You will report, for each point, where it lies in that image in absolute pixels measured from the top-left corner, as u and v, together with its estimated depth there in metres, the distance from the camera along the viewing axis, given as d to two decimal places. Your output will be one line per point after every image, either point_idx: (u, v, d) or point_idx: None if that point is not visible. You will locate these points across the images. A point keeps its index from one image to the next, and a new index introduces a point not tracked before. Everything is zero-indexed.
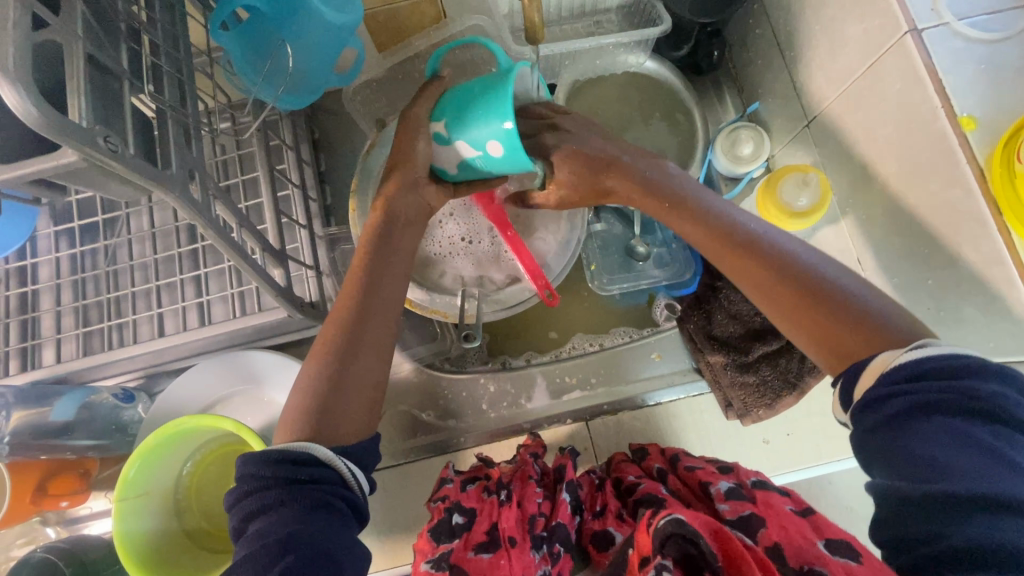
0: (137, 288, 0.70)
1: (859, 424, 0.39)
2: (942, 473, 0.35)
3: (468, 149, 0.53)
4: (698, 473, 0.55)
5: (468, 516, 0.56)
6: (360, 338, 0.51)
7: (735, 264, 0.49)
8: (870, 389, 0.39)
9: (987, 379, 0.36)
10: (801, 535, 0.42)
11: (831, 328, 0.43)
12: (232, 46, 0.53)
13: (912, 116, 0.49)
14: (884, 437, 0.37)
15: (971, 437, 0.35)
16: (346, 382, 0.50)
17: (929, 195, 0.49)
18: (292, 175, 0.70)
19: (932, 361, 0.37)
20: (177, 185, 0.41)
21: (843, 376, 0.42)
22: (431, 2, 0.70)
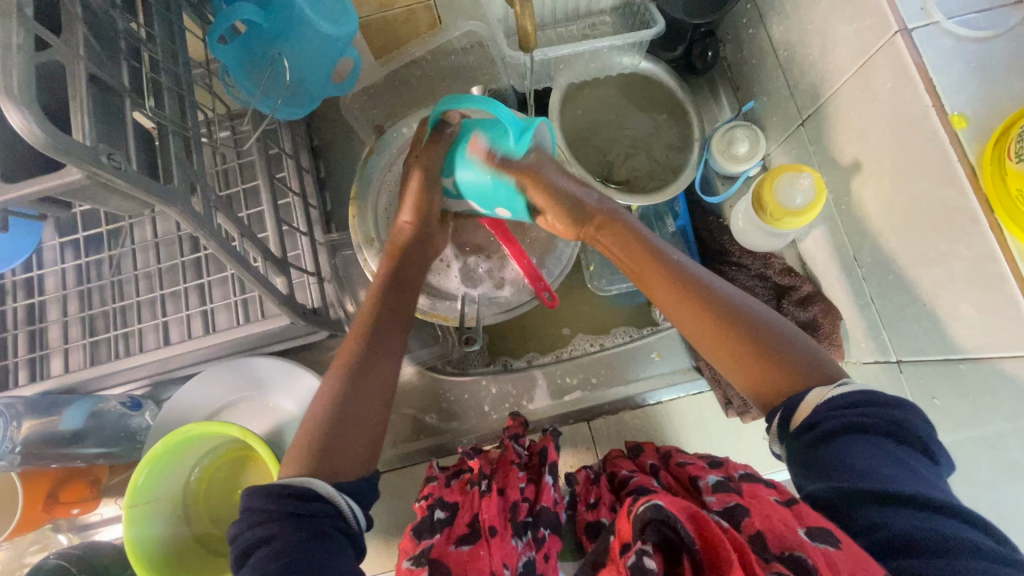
0: (142, 298, 0.71)
1: (794, 444, 0.43)
2: (872, 478, 0.39)
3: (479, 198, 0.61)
4: (688, 468, 0.55)
5: (450, 512, 0.56)
6: (364, 373, 0.54)
7: (677, 313, 0.53)
8: (807, 419, 0.43)
9: (900, 408, 0.42)
10: (782, 521, 0.40)
11: (768, 365, 0.47)
12: (230, 58, 0.53)
13: (904, 115, 0.50)
14: (821, 452, 0.41)
15: (895, 456, 0.40)
16: (344, 419, 0.51)
17: (923, 192, 0.50)
18: (292, 183, 0.70)
19: (855, 395, 0.42)
20: (179, 199, 0.42)
21: (778, 412, 0.46)
22: (427, 9, 0.71)
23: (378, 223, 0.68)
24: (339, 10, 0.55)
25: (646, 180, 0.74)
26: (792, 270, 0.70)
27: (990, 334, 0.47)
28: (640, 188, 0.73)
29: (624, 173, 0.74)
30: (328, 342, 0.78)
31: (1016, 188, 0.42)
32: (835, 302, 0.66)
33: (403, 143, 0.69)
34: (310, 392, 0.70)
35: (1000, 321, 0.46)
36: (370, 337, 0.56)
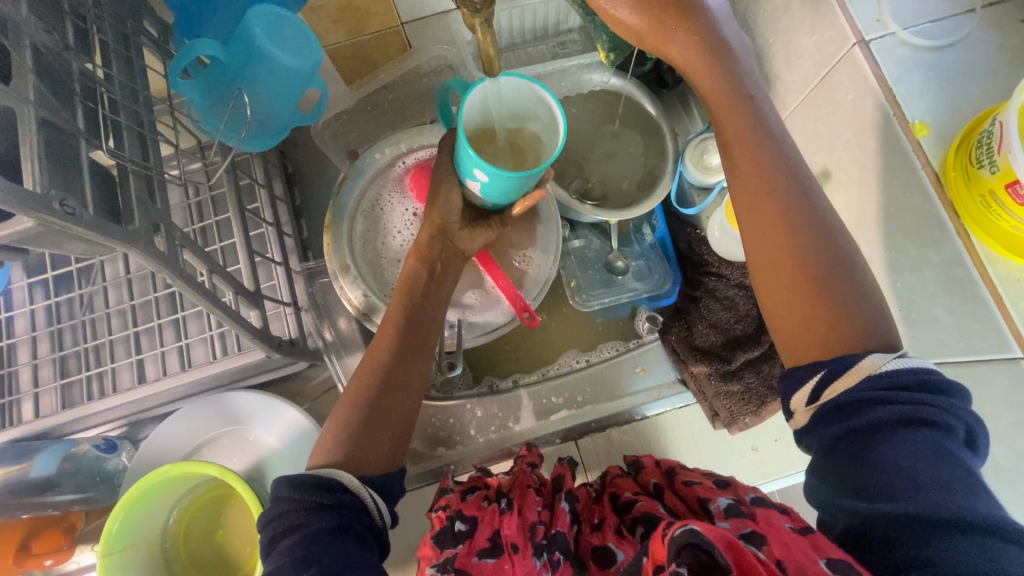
0: (116, 336, 0.70)
1: (822, 439, 0.42)
2: (908, 485, 0.37)
3: (472, 184, 0.56)
4: (696, 490, 0.53)
5: (470, 525, 0.54)
6: (401, 369, 0.55)
7: (750, 210, 0.49)
8: (853, 386, 0.41)
9: (949, 394, 0.40)
10: (801, 552, 0.38)
11: (820, 319, 0.44)
12: (193, 93, 0.52)
13: (867, 125, 0.50)
14: (857, 450, 0.40)
15: (941, 453, 0.38)
16: (384, 408, 0.53)
17: (891, 199, 0.50)
18: (266, 214, 0.70)
19: (910, 372, 0.40)
20: (140, 240, 0.41)
21: (825, 367, 0.42)
22: (395, 34, 0.72)
23: (353, 250, 0.67)
24: (299, 42, 0.54)
25: (620, 195, 0.74)
26: None
27: (965, 338, 0.47)
28: (612, 202, 0.73)
29: (598, 187, 0.74)
30: (310, 370, 0.77)
31: (980, 194, 0.43)
32: None
33: (378, 168, 0.69)
34: (292, 425, 0.69)
35: (972, 326, 0.46)
36: (403, 337, 0.56)
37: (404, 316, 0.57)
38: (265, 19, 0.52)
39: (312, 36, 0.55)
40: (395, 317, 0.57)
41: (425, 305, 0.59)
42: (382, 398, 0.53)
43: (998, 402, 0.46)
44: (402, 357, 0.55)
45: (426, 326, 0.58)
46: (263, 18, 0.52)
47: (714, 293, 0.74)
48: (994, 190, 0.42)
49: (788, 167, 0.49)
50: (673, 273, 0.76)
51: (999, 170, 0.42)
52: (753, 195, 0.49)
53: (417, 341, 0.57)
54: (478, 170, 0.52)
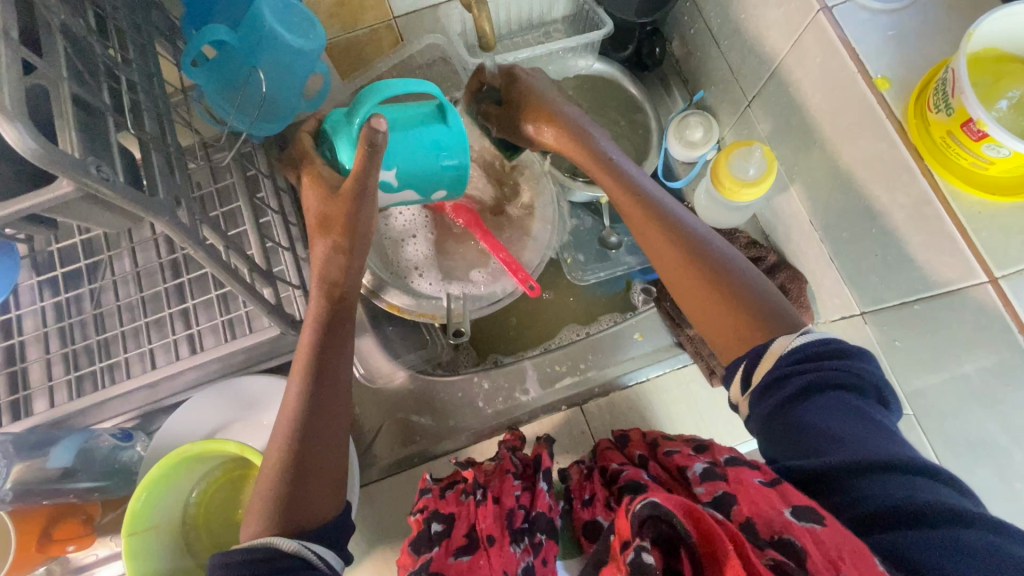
0: (126, 328, 0.71)
1: (759, 415, 0.47)
2: (834, 439, 0.42)
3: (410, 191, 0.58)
4: (676, 458, 0.55)
5: (447, 523, 0.54)
6: (316, 416, 0.53)
7: (653, 251, 0.57)
8: (771, 371, 0.47)
9: (857, 360, 0.46)
10: (768, 503, 0.40)
11: (737, 315, 0.51)
12: (204, 79, 0.56)
13: (835, 84, 0.55)
14: (784, 419, 0.45)
15: (855, 409, 0.43)
16: (310, 454, 0.52)
17: (863, 150, 0.54)
18: (272, 202, 0.72)
19: (816, 345, 0.47)
20: (165, 209, 0.44)
21: (743, 361, 0.49)
22: (388, 29, 0.75)
23: None
24: (304, 26, 0.58)
25: None
26: (757, 242, 0.75)
27: (938, 271, 0.51)
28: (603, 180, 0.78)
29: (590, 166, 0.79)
30: None
31: (940, 135, 0.48)
32: (798, 267, 0.72)
33: None
34: None
35: (942, 258, 0.50)
36: (315, 378, 0.54)
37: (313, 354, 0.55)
38: (274, 5, 0.56)
39: (314, 18, 0.59)
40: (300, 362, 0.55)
41: (335, 339, 0.56)
42: (308, 446, 0.52)
43: (971, 327, 0.50)
44: (317, 404, 0.54)
45: (338, 359, 0.56)
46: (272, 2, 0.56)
47: None
48: (952, 131, 0.46)
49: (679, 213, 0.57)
50: None
51: (954, 111, 0.45)
52: (648, 238, 0.57)
53: (332, 376, 0.55)
54: (443, 188, 0.59)
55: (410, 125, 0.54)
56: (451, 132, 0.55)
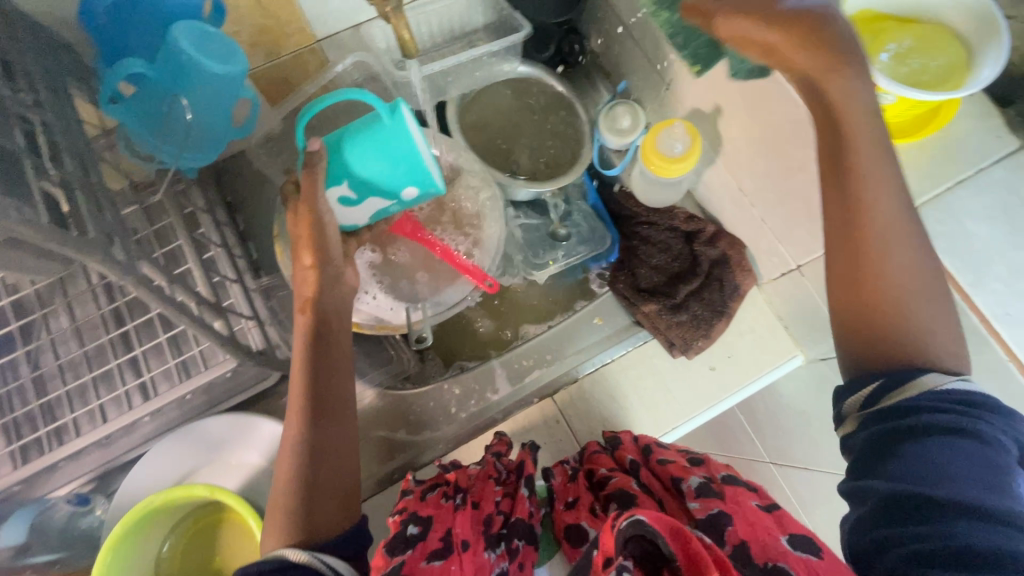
0: (71, 387, 0.67)
1: (874, 428, 0.43)
2: (947, 477, 0.39)
3: (380, 195, 0.61)
4: (670, 468, 0.56)
5: (423, 526, 0.50)
6: (325, 440, 0.53)
7: (828, 195, 0.48)
8: (911, 398, 0.43)
9: (1012, 419, 0.41)
10: (767, 530, 0.44)
11: (907, 327, 0.45)
12: (125, 117, 0.57)
13: (741, 57, 0.59)
14: (901, 441, 0.42)
15: (990, 462, 0.39)
16: (319, 481, 0.51)
17: (771, 114, 0.58)
18: (213, 236, 0.70)
19: (976, 391, 0.42)
20: (98, 248, 0.42)
21: (877, 379, 0.45)
22: (312, 51, 0.75)
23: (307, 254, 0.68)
24: (224, 52, 0.56)
25: (549, 167, 0.81)
26: (695, 216, 0.79)
27: None
28: (543, 177, 0.80)
29: (529, 164, 0.81)
30: (281, 388, 0.77)
31: None
32: (735, 234, 0.76)
33: None
34: (272, 438, 0.69)
35: None
36: (317, 411, 0.53)
37: (313, 388, 0.53)
38: (190, 31, 0.54)
39: (235, 45, 0.57)
40: (297, 392, 0.53)
41: (330, 369, 0.55)
42: (316, 478, 0.51)
43: None
44: (319, 438, 0.52)
45: (337, 386, 0.55)
46: (188, 33, 0.53)
47: (648, 240, 0.81)
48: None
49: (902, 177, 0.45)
50: (610, 232, 0.82)
51: (843, 67, 0.50)
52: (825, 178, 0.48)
53: (332, 402, 0.54)
54: (412, 182, 0.61)
55: (363, 131, 0.56)
56: (393, 128, 0.55)
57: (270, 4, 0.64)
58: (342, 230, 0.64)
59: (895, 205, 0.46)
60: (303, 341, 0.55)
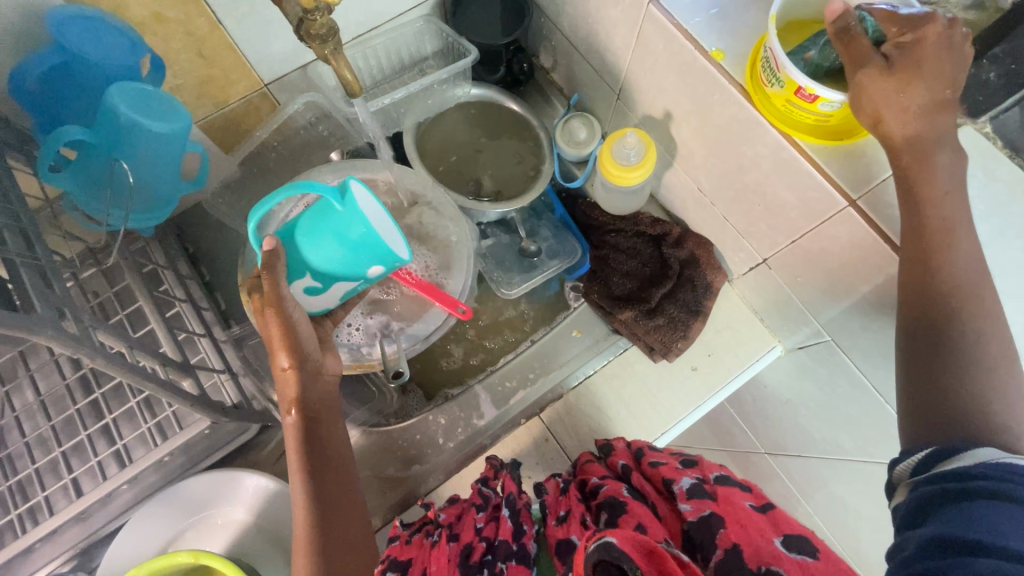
0: (41, 464, 0.65)
1: (926, 488, 0.43)
2: (992, 530, 0.39)
3: (344, 279, 0.55)
4: (661, 470, 0.56)
5: (402, 571, 0.51)
6: (335, 507, 0.53)
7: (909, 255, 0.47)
8: (965, 466, 0.42)
9: None
10: (759, 532, 0.47)
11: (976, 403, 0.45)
12: (69, 184, 0.56)
13: (682, 63, 0.60)
14: (950, 499, 0.41)
15: None
16: (334, 550, 0.51)
17: (718, 116, 0.59)
18: (177, 292, 0.69)
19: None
20: (48, 323, 0.42)
21: (929, 448, 0.45)
22: (263, 97, 0.74)
23: None
24: (165, 109, 0.56)
25: (512, 186, 0.81)
26: (660, 219, 0.80)
27: (807, 207, 0.56)
28: (507, 198, 0.80)
29: (492, 185, 0.81)
30: (263, 438, 0.75)
31: (780, 104, 0.51)
32: (701, 234, 0.77)
33: None
34: (256, 491, 0.67)
35: (807, 193, 0.55)
36: (322, 481, 0.52)
37: (315, 460, 0.52)
38: (128, 93, 0.54)
39: (176, 101, 0.57)
40: (300, 469, 0.51)
41: (325, 434, 0.54)
42: (332, 549, 0.51)
43: (846, 249, 0.55)
44: (329, 508, 0.52)
45: (331, 449, 0.54)
46: (125, 93, 0.53)
47: (617, 247, 0.82)
48: (790, 99, 0.50)
49: (969, 248, 0.45)
50: (580, 243, 0.83)
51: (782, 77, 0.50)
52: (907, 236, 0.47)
53: (331, 467, 0.53)
54: (375, 260, 0.54)
55: (314, 222, 0.51)
56: (344, 214, 0.50)
57: (210, 54, 0.64)
58: (313, 315, 0.59)
59: (971, 261, 0.45)
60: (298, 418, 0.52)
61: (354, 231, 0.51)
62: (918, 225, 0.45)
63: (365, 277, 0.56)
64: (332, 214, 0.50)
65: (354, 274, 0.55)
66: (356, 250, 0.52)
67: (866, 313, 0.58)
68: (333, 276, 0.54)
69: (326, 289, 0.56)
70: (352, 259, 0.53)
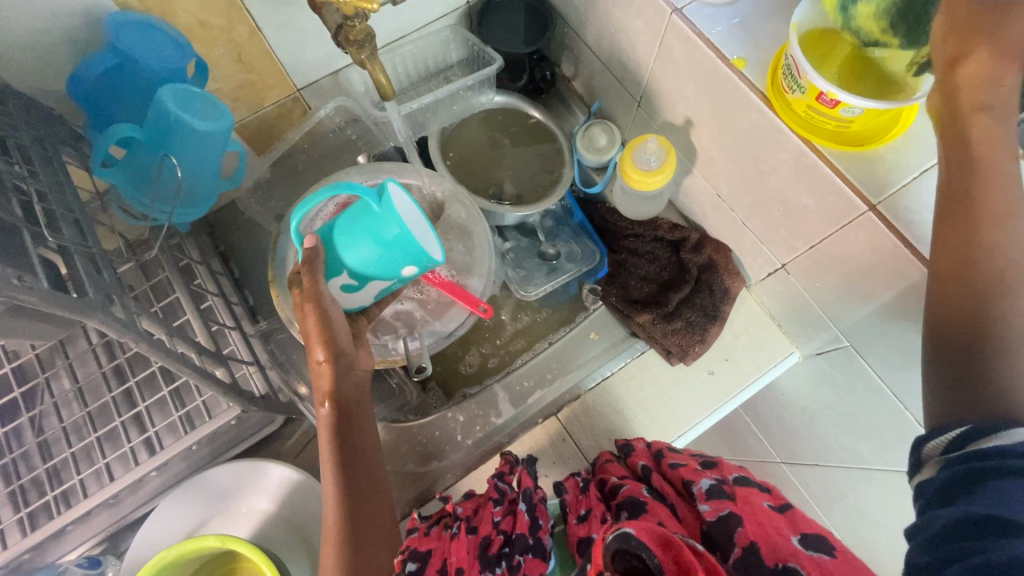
0: (76, 449, 0.67)
1: (958, 468, 0.39)
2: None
3: (379, 277, 0.57)
4: (681, 472, 0.57)
5: (421, 561, 0.52)
6: (363, 497, 0.54)
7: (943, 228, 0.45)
8: (998, 444, 0.38)
9: None
10: (776, 530, 0.47)
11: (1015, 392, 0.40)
12: (118, 179, 0.59)
13: (704, 71, 0.61)
14: (982, 480, 0.37)
15: None
16: (361, 538, 0.53)
17: (738, 122, 0.61)
18: (209, 286, 0.71)
19: None
20: (98, 307, 0.44)
21: (963, 425, 0.41)
22: (295, 101, 0.77)
23: None
24: (210, 109, 0.58)
25: (533, 190, 0.82)
26: (679, 224, 0.81)
27: (827, 212, 0.57)
28: (528, 201, 0.82)
29: (513, 189, 0.82)
30: (286, 431, 0.77)
31: (802, 109, 0.53)
32: (719, 239, 0.78)
33: None
34: (280, 481, 0.69)
35: (827, 198, 0.56)
36: (352, 471, 0.54)
37: (345, 450, 0.54)
38: (177, 94, 0.57)
39: (220, 101, 0.59)
40: (330, 459, 0.54)
41: (355, 426, 0.56)
42: (360, 537, 0.53)
43: (865, 253, 0.56)
44: (357, 497, 0.54)
45: (361, 441, 0.56)
46: (174, 95, 0.56)
47: (635, 251, 0.83)
48: (811, 104, 0.52)
49: None
50: (600, 248, 0.84)
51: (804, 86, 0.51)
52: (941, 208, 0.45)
53: (360, 458, 0.55)
54: (410, 261, 0.55)
55: (352, 222, 0.53)
56: (381, 214, 0.52)
57: (249, 59, 0.67)
58: (347, 312, 0.61)
59: (1012, 245, 0.42)
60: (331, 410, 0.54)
61: (390, 231, 0.52)
62: (946, 200, 0.44)
63: (400, 277, 0.58)
64: (371, 215, 0.52)
65: (389, 274, 0.56)
66: (391, 251, 0.54)
67: (885, 318, 0.59)
68: (369, 275, 0.56)
69: (362, 288, 0.58)
70: (388, 259, 0.55)
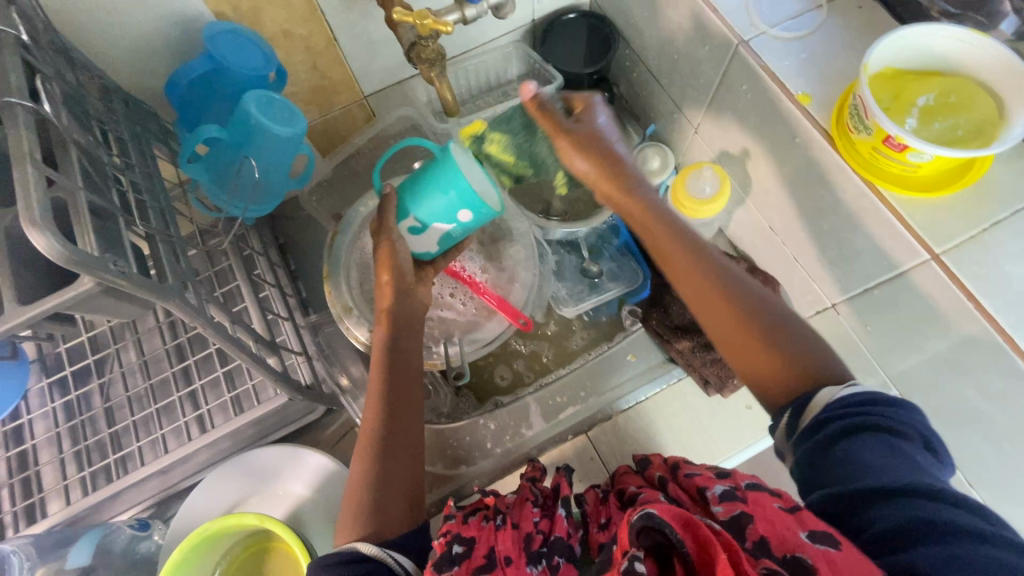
0: (136, 417, 0.72)
1: (807, 450, 0.45)
2: (868, 469, 0.41)
3: (443, 224, 0.59)
4: (695, 479, 0.52)
5: (467, 544, 0.52)
6: (398, 440, 0.57)
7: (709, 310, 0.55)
8: (818, 414, 0.46)
9: (896, 407, 0.44)
10: (786, 526, 0.41)
11: (799, 371, 0.50)
12: (200, 173, 0.64)
13: (766, 104, 0.60)
14: (828, 451, 0.44)
15: (896, 449, 0.42)
16: (389, 477, 0.55)
17: (799, 158, 0.60)
18: (268, 277, 0.75)
19: (864, 394, 0.45)
20: (175, 293, 0.48)
21: (789, 409, 0.49)
22: (360, 106, 0.81)
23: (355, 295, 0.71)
24: (286, 113, 0.62)
25: (581, 207, 0.83)
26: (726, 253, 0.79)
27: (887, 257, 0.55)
28: (575, 218, 0.82)
29: (561, 206, 0.83)
30: (325, 421, 0.81)
31: (866, 151, 0.52)
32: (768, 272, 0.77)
33: (365, 217, 0.73)
34: (316, 468, 0.73)
35: (887, 242, 0.54)
36: (392, 415, 0.58)
37: (387, 395, 0.59)
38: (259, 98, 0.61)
39: (296, 107, 0.63)
40: (375, 401, 0.59)
41: (402, 378, 0.60)
42: (388, 475, 0.55)
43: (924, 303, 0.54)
44: (392, 439, 0.57)
45: (405, 391, 0.60)
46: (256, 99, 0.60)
47: None
48: (876, 146, 0.51)
49: None
50: (641, 267, 0.84)
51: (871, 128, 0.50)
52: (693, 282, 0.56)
53: (401, 405, 0.59)
54: (465, 209, 0.56)
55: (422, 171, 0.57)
56: (442, 159, 0.54)
57: (323, 66, 0.71)
58: (419, 255, 0.64)
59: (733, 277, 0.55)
60: (379, 359, 0.60)
61: (449, 174, 0.54)
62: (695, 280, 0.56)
63: (460, 225, 0.59)
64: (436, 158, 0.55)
65: (448, 220, 0.58)
66: (450, 195, 0.56)
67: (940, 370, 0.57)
68: (430, 219, 0.58)
69: (424, 232, 0.60)
70: (448, 203, 0.56)
